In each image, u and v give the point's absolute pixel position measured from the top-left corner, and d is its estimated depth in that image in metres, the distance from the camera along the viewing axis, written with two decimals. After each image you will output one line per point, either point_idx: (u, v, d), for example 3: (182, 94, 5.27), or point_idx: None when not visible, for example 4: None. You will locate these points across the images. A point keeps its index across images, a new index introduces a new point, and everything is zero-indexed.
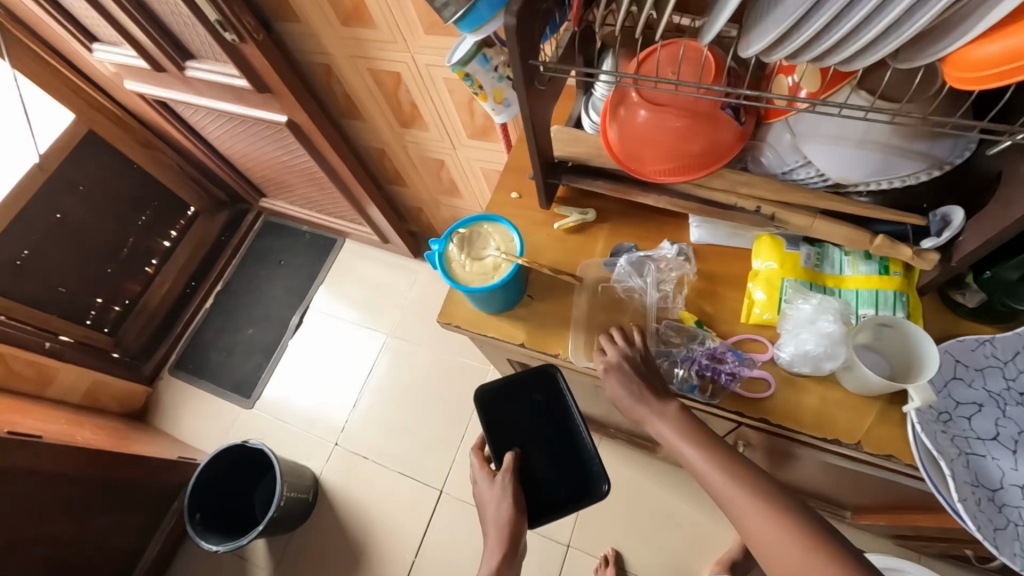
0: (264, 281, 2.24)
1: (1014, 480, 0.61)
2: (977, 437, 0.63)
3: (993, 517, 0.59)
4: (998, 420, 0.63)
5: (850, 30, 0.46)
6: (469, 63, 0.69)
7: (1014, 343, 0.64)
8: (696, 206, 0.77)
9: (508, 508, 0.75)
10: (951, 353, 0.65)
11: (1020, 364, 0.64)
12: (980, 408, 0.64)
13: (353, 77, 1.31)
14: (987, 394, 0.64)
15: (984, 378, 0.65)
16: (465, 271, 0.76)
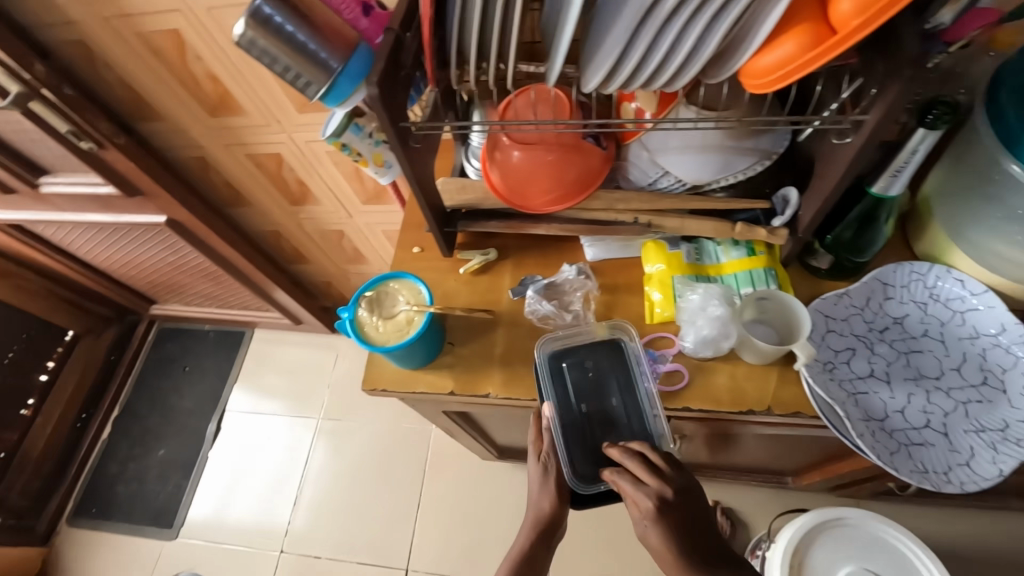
0: (169, 393, 2.05)
1: (895, 407, 0.70)
2: (858, 377, 0.72)
3: (887, 443, 0.67)
4: (870, 358, 0.73)
5: (663, 55, 0.53)
6: (343, 133, 0.71)
7: (863, 291, 0.75)
8: (583, 228, 0.83)
9: (548, 498, 0.74)
10: (820, 310, 0.74)
11: (873, 307, 0.75)
12: (854, 352, 0.73)
13: (232, 165, 1.29)
14: (856, 338, 0.74)
15: (850, 326, 0.74)
16: (380, 332, 0.76)
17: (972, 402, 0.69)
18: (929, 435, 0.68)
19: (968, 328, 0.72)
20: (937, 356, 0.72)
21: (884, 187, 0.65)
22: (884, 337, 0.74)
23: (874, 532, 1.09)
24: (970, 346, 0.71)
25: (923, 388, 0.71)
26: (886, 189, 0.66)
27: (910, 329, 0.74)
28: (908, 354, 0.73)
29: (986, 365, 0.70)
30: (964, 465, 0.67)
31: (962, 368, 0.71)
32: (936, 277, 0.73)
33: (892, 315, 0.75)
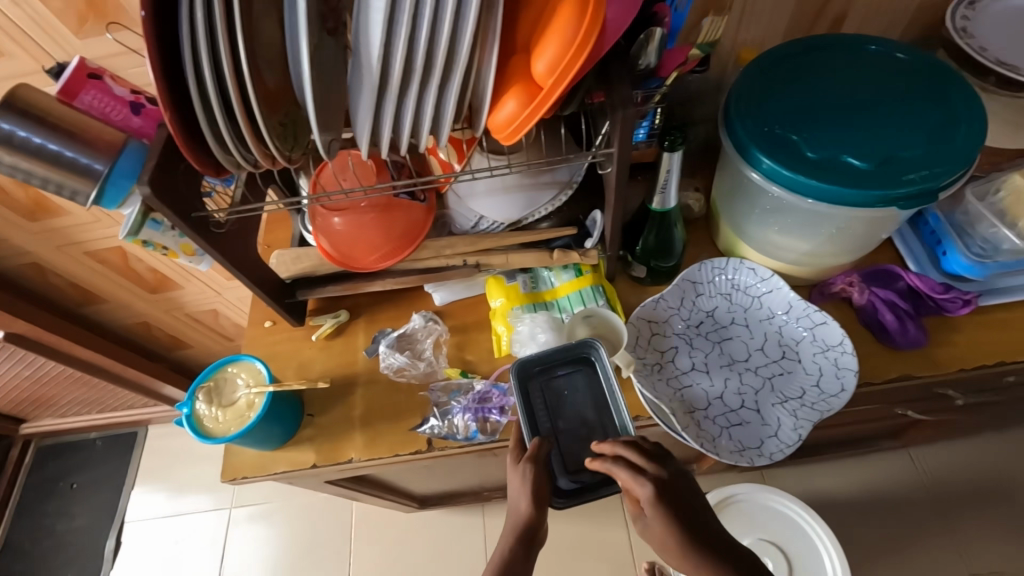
0: (57, 517, 1.85)
1: (716, 393, 0.77)
2: (682, 372, 0.79)
3: (709, 429, 0.75)
4: (690, 352, 0.80)
5: (413, 123, 0.56)
6: (140, 231, 0.68)
7: (676, 292, 0.82)
8: (418, 277, 0.86)
9: (524, 498, 0.64)
10: (642, 317, 0.80)
11: (687, 304, 0.82)
12: (676, 349, 0.80)
13: (71, 266, 1.21)
14: (677, 336, 0.81)
15: (670, 326, 0.81)
16: (222, 421, 0.75)
17: (776, 376, 0.78)
18: (746, 414, 0.76)
19: (765, 310, 0.81)
20: (745, 339, 0.80)
21: (661, 205, 0.72)
22: (700, 331, 0.81)
23: (764, 502, 1.15)
24: (769, 326, 0.80)
25: (737, 371, 0.79)
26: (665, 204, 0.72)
27: (721, 319, 0.82)
28: (722, 343, 0.81)
29: (784, 341, 0.79)
30: (777, 435, 0.74)
31: (766, 347, 0.79)
32: (734, 269, 0.81)
33: (705, 309, 0.82)
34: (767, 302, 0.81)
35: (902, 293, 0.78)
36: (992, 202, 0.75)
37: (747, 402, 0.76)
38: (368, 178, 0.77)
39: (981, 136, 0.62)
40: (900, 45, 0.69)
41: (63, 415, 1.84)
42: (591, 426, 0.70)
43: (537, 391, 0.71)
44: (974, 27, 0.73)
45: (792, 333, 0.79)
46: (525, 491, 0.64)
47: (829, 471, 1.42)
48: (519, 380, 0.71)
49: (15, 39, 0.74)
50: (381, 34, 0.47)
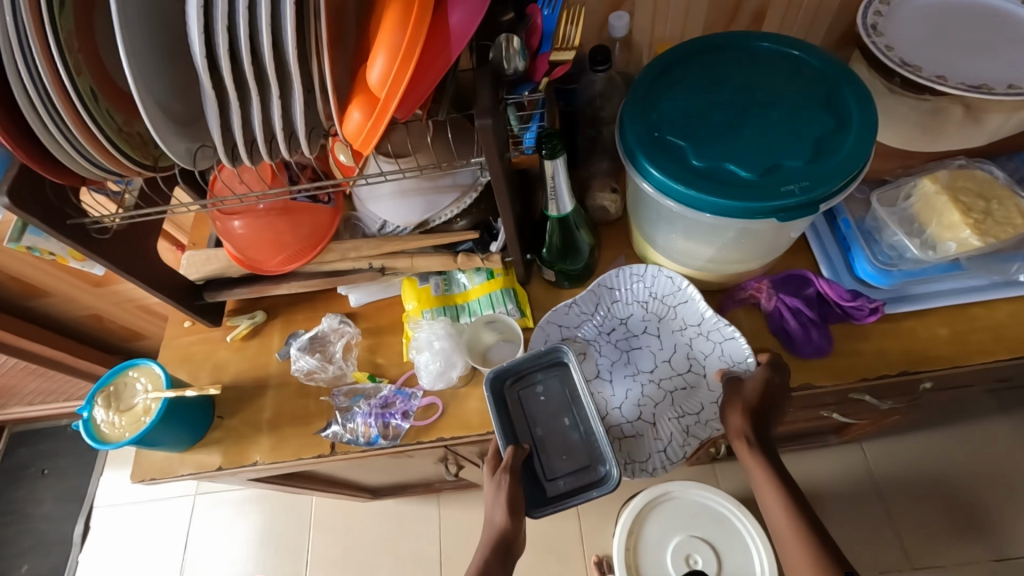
0: (27, 504, 1.89)
1: (616, 402, 0.79)
2: (585, 379, 0.80)
3: None
4: (597, 359, 0.80)
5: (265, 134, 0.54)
6: (23, 236, 0.69)
7: (590, 297, 0.80)
8: (324, 279, 0.85)
9: (500, 509, 0.63)
10: (553, 321, 0.79)
11: (602, 310, 0.81)
12: (585, 355, 0.80)
13: (8, 261, 1.20)
14: (587, 342, 0.80)
15: (581, 331, 0.80)
16: (117, 427, 0.75)
17: (677, 390, 0.78)
18: (639, 427, 0.78)
19: (679, 321, 0.79)
20: (655, 350, 0.80)
21: (556, 211, 0.70)
22: (612, 338, 0.81)
23: (698, 499, 1.16)
24: (682, 338, 0.79)
25: (642, 381, 0.79)
26: (559, 211, 0.70)
27: (634, 327, 0.81)
28: (631, 351, 0.80)
29: (693, 354, 0.79)
30: (664, 450, 0.77)
31: (673, 359, 0.79)
32: (652, 277, 0.79)
33: (619, 315, 0.81)
34: (683, 313, 0.79)
35: (810, 300, 0.75)
36: (902, 209, 0.73)
37: (644, 414, 0.78)
38: (261, 180, 0.75)
39: (869, 147, 0.59)
40: (797, 42, 0.67)
41: (29, 403, 1.86)
42: (567, 435, 0.68)
43: (513, 400, 0.70)
44: (886, 24, 0.69)
45: (702, 348, 0.78)
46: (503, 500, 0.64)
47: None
48: (493, 390, 0.69)
49: None
50: (201, 44, 0.45)
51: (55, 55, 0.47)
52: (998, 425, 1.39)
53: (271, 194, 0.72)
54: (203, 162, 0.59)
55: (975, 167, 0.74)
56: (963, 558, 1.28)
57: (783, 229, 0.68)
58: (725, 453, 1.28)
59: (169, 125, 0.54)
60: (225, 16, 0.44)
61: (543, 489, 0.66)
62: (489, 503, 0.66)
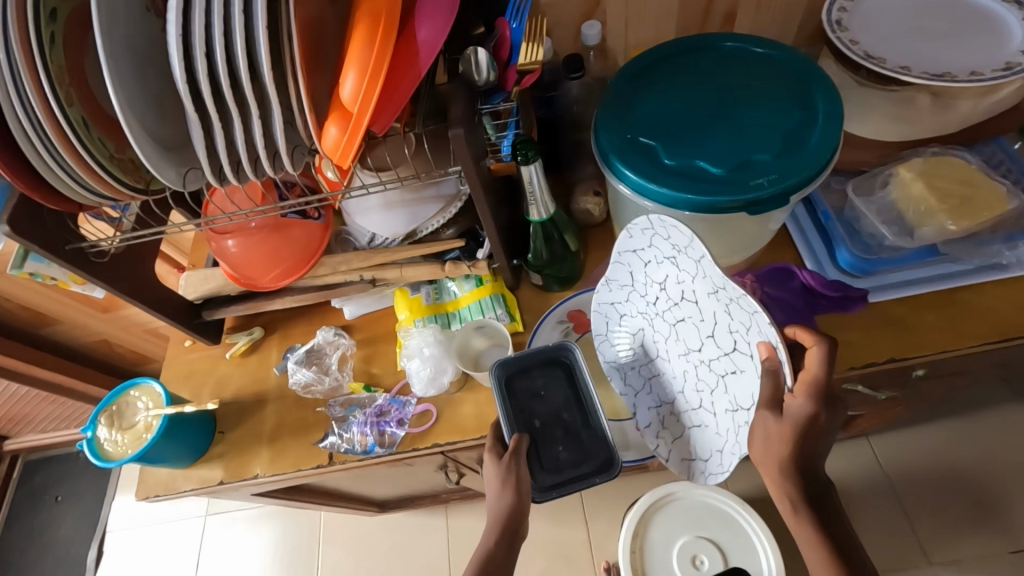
0: (42, 531, 1.91)
1: (663, 381, 0.73)
2: (647, 358, 0.76)
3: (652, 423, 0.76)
4: (650, 336, 0.73)
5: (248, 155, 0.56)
6: (25, 263, 0.72)
7: (622, 268, 0.72)
8: (318, 292, 0.87)
9: (508, 491, 0.65)
10: (602, 301, 0.77)
11: (641, 277, 0.70)
12: (637, 333, 0.76)
13: (17, 290, 1.24)
14: (639, 317, 0.74)
15: (632, 305, 0.74)
16: (120, 444, 0.77)
17: (728, 374, 0.61)
18: (701, 417, 0.68)
19: (710, 282, 0.57)
20: (694, 320, 0.64)
21: (539, 214, 0.72)
22: (659, 310, 0.70)
23: (702, 499, 1.15)
24: (712, 304, 0.59)
25: (694, 361, 0.66)
26: (540, 215, 0.72)
27: (670, 292, 0.66)
28: (684, 321, 0.65)
29: (733, 325, 0.57)
30: (724, 447, 0.64)
31: (716, 333, 0.60)
32: (650, 232, 0.62)
33: (658, 280, 0.68)
34: (710, 272, 0.56)
35: (797, 293, 0.75)
36: (880, 197, 0.74)
37: (687, 397, 0.70)
38: (252, 199, 0.77)
39: (837, 137, 0.60)
40: (761, 39, 0.69)
41: (44, 431, 1.89)
42: (566, 425, 0.70)
43: (517, 391, 0.72)
44: (850, 19, 0.71)
45: (736, 319, 0.56)
46: (499, 477, 0.66)
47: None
48: (498, 381, 0.72)
49: None
50: (182, 70, 0.48)
51: (46, 88, 0.50)
52: (1009, 413, 1.37)
53: (261, 212, 0.74)
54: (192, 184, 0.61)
55: (950, 153, 0.75)
56: (979, 551, 1.26)
57: (761, 222, 0.70)
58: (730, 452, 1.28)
59: (159, 149, 0.56)
60: (204, 45, 0.47)
61: (539, 478, 0.68)
62: (487, 483, 0.68)
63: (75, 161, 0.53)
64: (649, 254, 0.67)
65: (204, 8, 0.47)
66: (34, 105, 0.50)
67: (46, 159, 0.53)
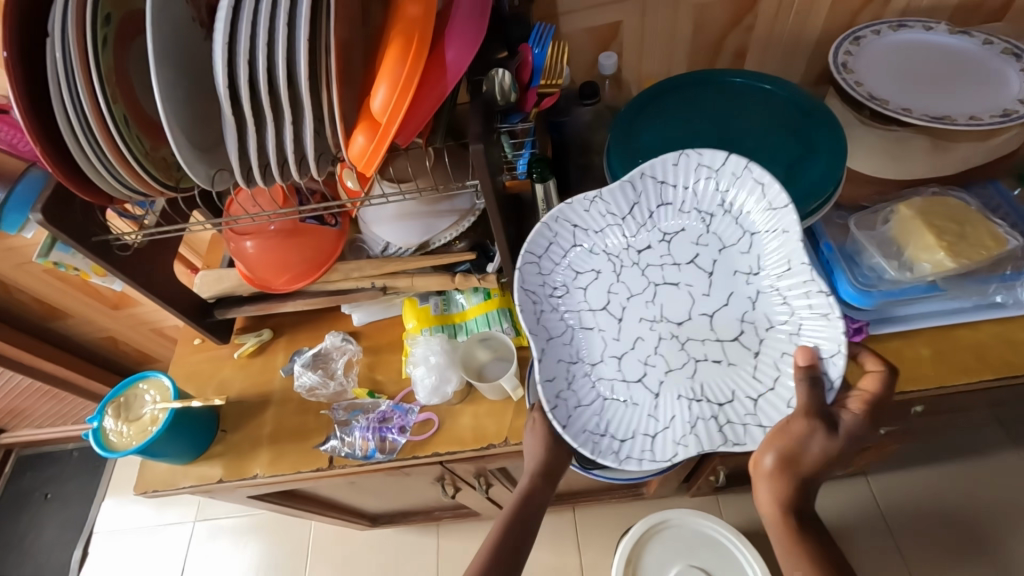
0: (29, 529, 1.89)
1: (571, 364, 0.68)
2: (589, 308, 0.69)
3: (559, 388, 0.67)
4: (612, 285, 0.69)
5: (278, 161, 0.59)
6: (51, 252, 0.74)
7: (627, 195, 0.67)
8: (328, 297, 0.89)
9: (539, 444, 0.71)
10: (567, 217, 0.68)
11: (639, 216, 0.68)
12: (597, 276, 0.69)
13: (33, 283, 1.26)
14: (607, 257, 0.69)
15: (604, 239, 0.69)
16: (125, 437, 0.78)
17: (706, 360, 0.67)
18: (636, 392, 0.67)
19: (751, 263, 0.66)
20: (694, 295, 0.68)
21: None
22: (640, 260, 0.69)
23: (697, 528, 1.15)
24: (739, 288, 0.67)
25: (664, 331, 0.68)
26: None
27: (675, 254, 0.68)
28: (662, 286, 0.68)
29: (751, 317, 0.66)
30: (664, 430, 0.66)
31: (718, 316, 0.67)
32: (730, 176, 0.64)
33: (661, 230, 0.68)
34: (758, 249, 0.65)
35: None
36: (880, 232, 0.76)
37: (614, 372, 0.68)
38: (274, 202, 0.80)
39: (839, 172, 0.63)
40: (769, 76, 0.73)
41: (40, 427, 1.89)
42: None
43: None
44: (855, 62, 0.75)
45: (762, 313, 0.66)
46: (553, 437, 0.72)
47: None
48: None
49: None
50: (225, 76, 0.51)
51: (96, 88, 0.53)
52: (1010, 459, 1.36)
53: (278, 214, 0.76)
54: (221, 184, 0.64)
55: (949, 194, 0.78)
56: None
57: None
58: (726, 482, 1.27)
59: (195, 150, 0.59)
60: (248, 54, 0.51)
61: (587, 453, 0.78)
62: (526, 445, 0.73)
63: (116, 157, 0.56)
64: (676, 195, 0.67)
65: (251, 20, 0.50)
66: (83, 102, 0.53)
67: (88, 153, 0.56)
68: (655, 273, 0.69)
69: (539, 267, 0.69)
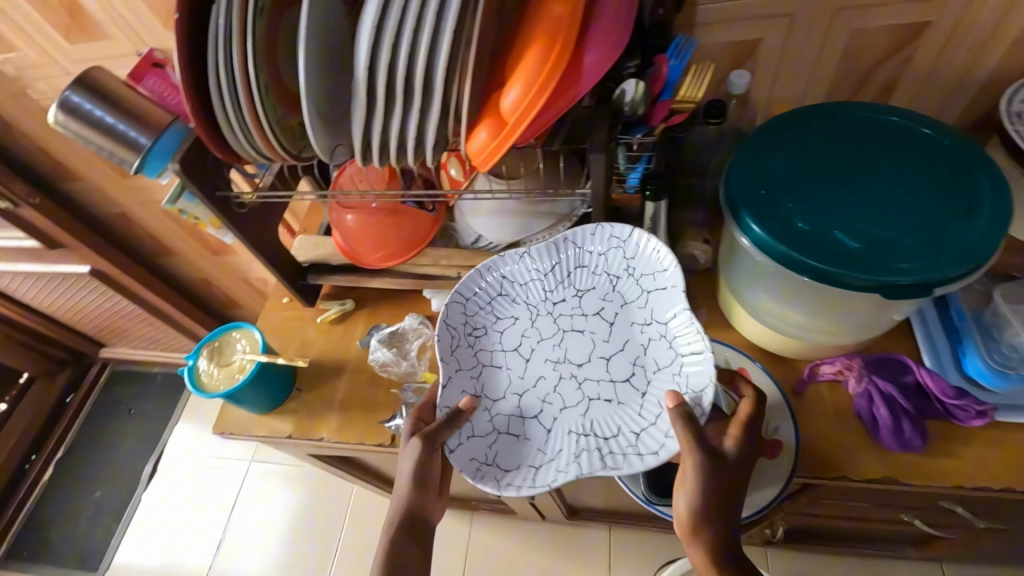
0: (112, 436, 2.09)
1: (491, 385, 0.74)
2: (503, 349, 0.76)
3: (478, 424, 0.71)
4: (526, 331, 0.76)
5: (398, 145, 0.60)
6: (178, 200, 0.80)
7: (549, 255, 0.76)
8: (414, 280, 0.90)
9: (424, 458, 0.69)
10: (500, 270, 0.77)
11: (558, 276, 0.77)
12: (514, 322, 0.77)
13: (152, 220, 1.38)
14: (526, 307, 0.77)
15: (527, 292, 0.77)
16: (214, 378, 0.83)
17: (598, 400, 0.71)
18: (532, 428, 0.71)
19: (648, 317, 0.72)
20: (595, 340, 0.74)
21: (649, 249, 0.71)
22: (554, 310, 0.76)
23: None
24: (636, 337, 0.73)
25: (563, 372, 0.73)
26: (651, 253, 0.72)
27: (583, 306, 0.76)
28: (567, 332, 0.75)
29: (641, 361, 0.72)
30: (549, 462, 0.68)
31: (613, 359, 0.73)
32: (634, 246, 0.73)
33: (577, 286, 0.76)
34: (654, 305, 0.72)
35: (907, 389, 0.70)
36: None
37: (514, 411, 0.72)
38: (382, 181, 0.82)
39: (1000, 237, 0.56)
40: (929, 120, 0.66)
41: (135, 348, 2.08)
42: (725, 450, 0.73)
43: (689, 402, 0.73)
44: None
45: (654, 359, 0.71)
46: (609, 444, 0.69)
47: (840, 566, 1.29)
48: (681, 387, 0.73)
49: (121, 27, 0.87)
50: (367, 57, 0.52)
51: (248, 54, 0.56)
52: None
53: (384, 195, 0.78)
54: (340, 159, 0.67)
55: None
56: None
57: (885, 307, 0.66)
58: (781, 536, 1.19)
59: (323, 124, 0.61)
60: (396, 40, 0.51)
61: None
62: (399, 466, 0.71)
63: (253, 120, 0.59)
64: (592, 261, 0.76)
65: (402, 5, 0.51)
66: (236, 67, 0.56)
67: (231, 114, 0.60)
68: (563, 321, 0.76)
69: (466, 308, 0.77)
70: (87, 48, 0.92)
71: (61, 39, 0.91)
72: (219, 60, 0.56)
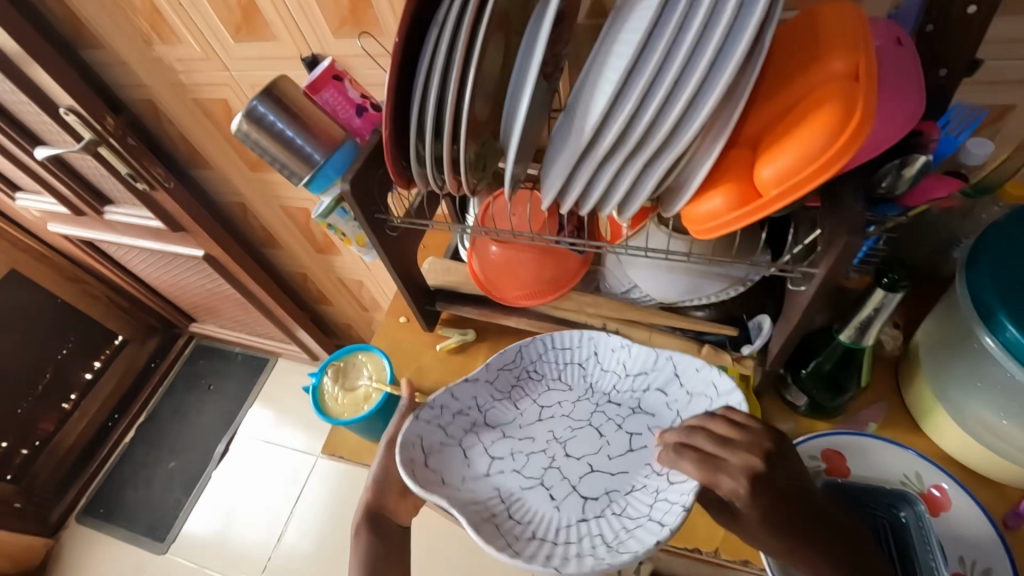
0: (190, 409, 2.16)
1: (494, 421, 0.76)
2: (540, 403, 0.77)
3: (461, 424, 0.74)
4: (564, 400, 0.77)
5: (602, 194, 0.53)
6: (329, 215, 0.75)
7: (646, 358, 0.74)
8: (551, 324, 0.84)
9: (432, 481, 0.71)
10: (596, 339, 0.77)
11: (637, 380, 0.75)
12: (565, 390, 0.77)
13: (268, 213, 1.39)
14: (584, 387, 0.77)
15: (598, 375, 0.77)
16: (338, 403, 0.80)
17: (545, 489, 0.69)
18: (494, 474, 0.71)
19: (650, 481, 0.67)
20: (600, 449, 0.71)
21: (853, 338, 0.61)
22: (601, 404, 0.75)
23: None
24: (635, 476, 0.68)
25: (552, 448, 0.72)
26: (854, 340, 0.62)
27: (624, 421, 0.73)
28: (594, 426, 0.74)
29: (615, 496, 0.68)
30: (472, 498, 0.68)
31: (595, 472, 0.70)
32: (695, 399, 0.70)
33: (638, 400, 0.75)
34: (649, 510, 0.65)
35: None
36: None
37: (488, 441, 0.74)
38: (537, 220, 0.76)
39: None
40: None
41: (222, 327, 2.14)
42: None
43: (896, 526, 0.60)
44: None
45: (629, 506, 0.66)
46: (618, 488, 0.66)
47: None
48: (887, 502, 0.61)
49: (288, 27, 0.85)
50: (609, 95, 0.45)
51: (468, 71, 0.51)
52: None
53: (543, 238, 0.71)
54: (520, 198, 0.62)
55: None
56: None
57: None
58: None
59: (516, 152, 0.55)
60: (664, 51, 0.42)
61: None
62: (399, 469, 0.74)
63: (448, 153, 0.55)
64: (654, 385, 0.74)
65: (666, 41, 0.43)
66: (444, 96, 0.53)
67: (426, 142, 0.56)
68: (599, 412, 0.75)
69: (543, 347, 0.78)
70: (251, 46, 0.90)
71: (228, 35, 0.90)
72: (430, 87, 0.52)
